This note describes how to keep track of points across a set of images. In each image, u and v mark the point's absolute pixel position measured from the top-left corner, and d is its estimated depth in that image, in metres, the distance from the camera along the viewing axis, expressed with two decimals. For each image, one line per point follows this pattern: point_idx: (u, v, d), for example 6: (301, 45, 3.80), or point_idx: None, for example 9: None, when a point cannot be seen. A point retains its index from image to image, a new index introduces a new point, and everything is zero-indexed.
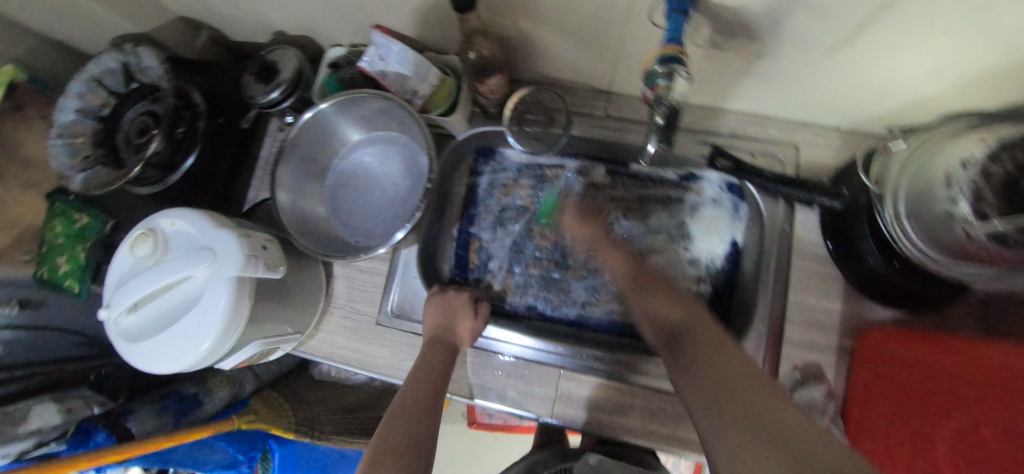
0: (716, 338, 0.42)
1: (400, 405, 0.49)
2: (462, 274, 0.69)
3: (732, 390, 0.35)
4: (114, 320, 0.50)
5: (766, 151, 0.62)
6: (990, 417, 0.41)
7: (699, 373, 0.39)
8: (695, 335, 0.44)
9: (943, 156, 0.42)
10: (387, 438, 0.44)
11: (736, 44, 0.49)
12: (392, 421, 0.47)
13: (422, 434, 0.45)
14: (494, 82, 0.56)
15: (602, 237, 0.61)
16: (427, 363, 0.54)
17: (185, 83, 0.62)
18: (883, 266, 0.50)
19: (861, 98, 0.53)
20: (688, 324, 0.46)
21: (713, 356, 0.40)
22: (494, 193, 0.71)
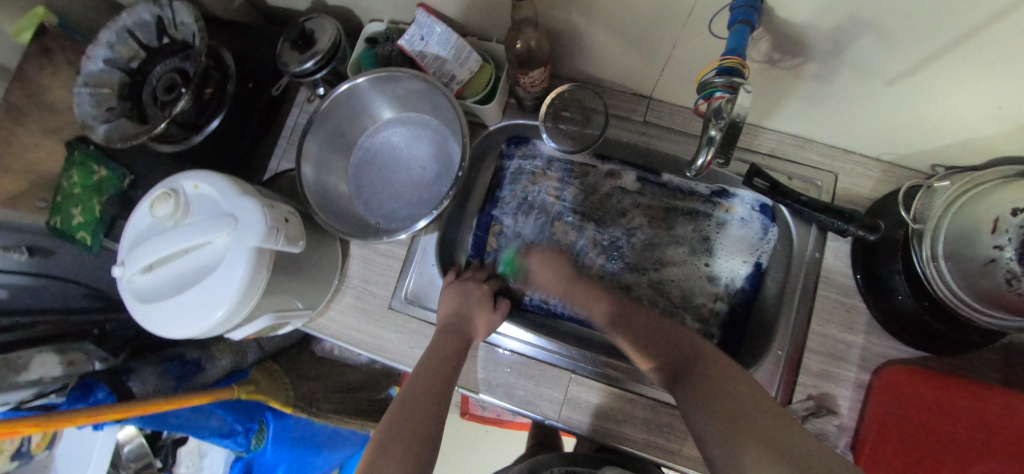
0: (714, 361, 0.46)
1: (408, 398, 0.48)
2: (479, 255, 0.70)
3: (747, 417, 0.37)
4: (128, 278, 0.49)
5: (804, 175, 0.61)
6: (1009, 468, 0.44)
7: (701, 400, 0.42)
8: (696, 361, 0.47)
9: (996, 199, 0.40)
10: (394, 435, 0.44)
11: (794, 61, 0.47)
12: (398, 415, 0.46)
13: (428, 435, 0.45)
14: (537, 76, 0.54)
15: (575, 277, 0.64)
16: (438, 351, 0.53)
17: (218, 43, 0.60)
18: (917, 305, 0.48)
19: (911, 132, 0.52)
20: (687, 349, 0.49)
21: (716, 380, 0.43)
22: (521, 179, 0.70)
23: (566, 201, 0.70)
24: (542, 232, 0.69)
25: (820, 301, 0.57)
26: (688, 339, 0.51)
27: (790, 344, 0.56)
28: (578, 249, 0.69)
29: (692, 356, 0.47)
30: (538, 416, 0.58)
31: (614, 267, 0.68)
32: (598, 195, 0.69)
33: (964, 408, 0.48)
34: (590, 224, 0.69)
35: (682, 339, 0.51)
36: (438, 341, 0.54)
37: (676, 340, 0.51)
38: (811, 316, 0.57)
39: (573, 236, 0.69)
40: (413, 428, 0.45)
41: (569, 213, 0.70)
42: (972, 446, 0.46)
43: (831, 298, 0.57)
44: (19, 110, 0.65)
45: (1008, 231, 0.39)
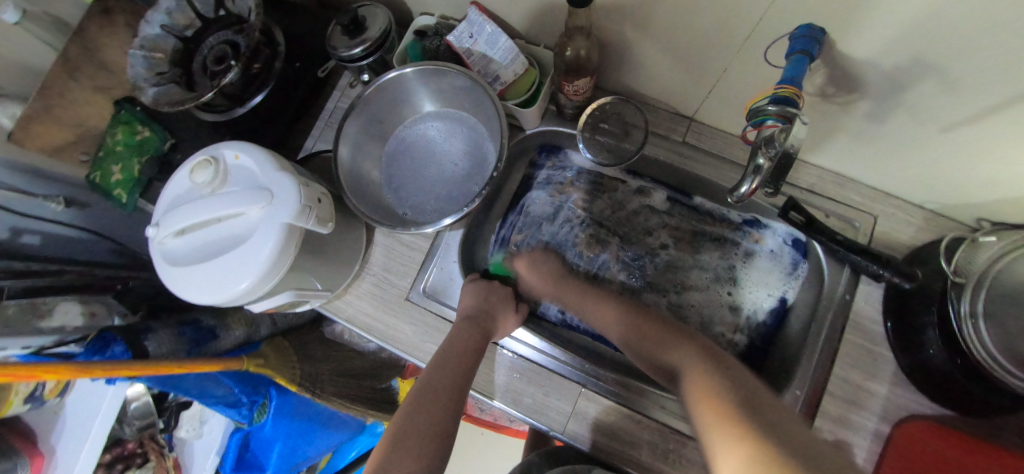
0: (700, 361, 0.44)
1: (425, 389, 0.47)
2: (499, 257, 0.69)
3: (730, 408, 0.35)
4: (160, 239, 0.50)
5: (841, 214, 0.59)
6: None
7: (692, 401, 0.40)
8: (685, 363, 0.45)
9: None
10: (410, 429, 0.43)
11: (847, 98, 0.47)
12: (415, 408, 0.45)
13: (444, 432, 0.44)
14: (582, 85, 0.54)
15: (562, 275, 0.64)
16: (457, 344, 0.52)
17: (271, 21, 0.62)
18: (950, 364, 0.47)
19: (960, 184, 0.50)
20: (678, 353, 0.47)
21: (701, 379, 0.41)
22: (547, 187, 0.69)
23: (592, 213, 0.69)
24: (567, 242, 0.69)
25: (847, 346, 0.55)
26: (680, 340, 0.49)
27: (809, 385, 0.55)
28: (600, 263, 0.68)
29: (678, 364, 0.46)
30: (545, 427, 0.57)
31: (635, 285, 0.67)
32: (625, 211, 0.68)
33: None
34: (615, 238, 0.68)
35: (674, 342, 0.49)
36: (459, 333, 0.53)
37: (667, 344, 0.50)
38: (835, 359, 0.55)
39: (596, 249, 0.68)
40: (431, 423, 0.44)
41: (594, 224, 0.69)
42: None
43: (859, 344, 0.55)
44: (74, 65, 0.67)
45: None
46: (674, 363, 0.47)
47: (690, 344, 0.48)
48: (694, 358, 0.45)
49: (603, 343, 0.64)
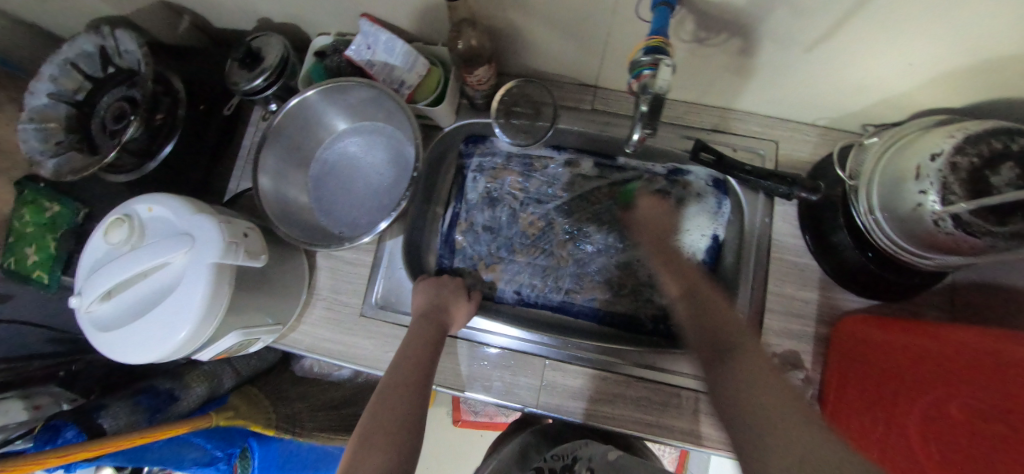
0: (765, 362, 0.43)
1: (387, 386, 0.48)
2: (449, 256, 0.69)
3: (790, 416, 0.36)
4: (85, 307, 0.48)
5: (747, 146, 0.64)
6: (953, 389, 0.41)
7: (739, 389, 0.41)
8: (748, 354, 0.44)
9: (915, 150, 0.45)
10: (375, 426, 0.44)
11: (721, 39, 0.49)
12: (379, 407, 0.46)
13: (412, 423, 0.45)
14: (482, 74, 0.56)
15: (662, 239, 0.63)
16: (416, 335, 0.54)
17: (166, 69, 0.61)
18: (862, 257, 0.52)
19: (838, 95, 0.55)
20: (740, 345, 0.46)
21: (758, 379, 0.41)
22: (481, 177, 0.70)
23: (529, 193, 0.70)
24: (510, 226, 0.70)
25: (775, 264, 0.60)
26: (736, 330, 0.48)
27: (750, 308, 0.59)
28: (546, 239, 0.69)
29: (739, 347, 0.45)
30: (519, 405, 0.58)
31: (582, 253, 0.69)
32: (561, 184, 0.70)
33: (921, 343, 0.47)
34: (555, 213, 0.70)
35: (737, 334, 0.47)
36: (415, 328, 0.54)
37: (727, 331, 0.48)
38: (767, 278, 0.60)
39: (540, 227, 0.70)
40: (396, 416, 0.45)
41: (533, 204, 0.70)
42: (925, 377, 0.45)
43: (783, 259, 0.60)
44: None
45: (929, 176, 0.42)
46: (720, 348, 0.47)
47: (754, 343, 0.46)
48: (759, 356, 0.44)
49: (564, 313, 0.67)
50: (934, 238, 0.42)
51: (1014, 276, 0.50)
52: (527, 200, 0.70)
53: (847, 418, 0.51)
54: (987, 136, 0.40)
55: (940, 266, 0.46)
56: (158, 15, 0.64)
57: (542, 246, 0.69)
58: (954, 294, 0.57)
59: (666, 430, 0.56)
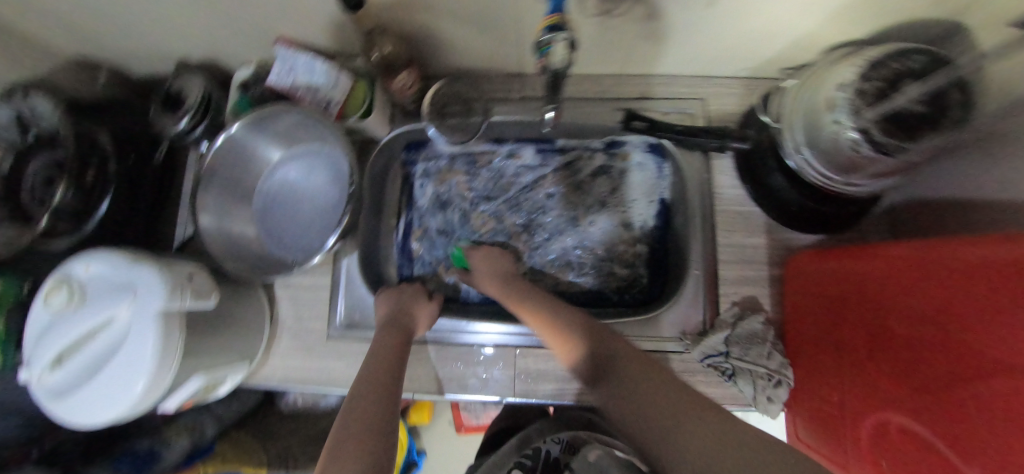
0: (638, 361, 0.46)
1: (354, 399, 0.46)
2: (407, 265, 0.70)
3: (665, 417, 0.39)
4: (38, 377, 0.46)
5: (676, 107, 0.66)
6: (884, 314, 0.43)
7: (621, 402, 0.43)
8: (620, 361, 0.47)
9: (827, 84, 0.47)
10: (347, 430, 0.42)
11: (624, 10, 0.50)
12: (347, 417, 0.44)
13: (385, 424, 0.44)
14: (405, 78, 0.58)
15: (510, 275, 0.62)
16: (381, 346, 0.54)
17: (91, 127, 0.60)
18: (799, 196, 0.54)
19: (748, 45, 0.57)
20: (612, 351, 0.48)
21: (636, 380, 0.44)
22: (428, 181, 0.72)
23: (477, 190, 0.71)
24: (463, 227, 0.71)
25: (719, 216, 0.62)
26: (606, 339, 0.50)
27: (703, 263, 0.61)
28: (500, 234, 0.71)
29: (613, 358, 0.47)
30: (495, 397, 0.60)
31: (538, 242, 0.70)
32: (507, 177, 0.71)
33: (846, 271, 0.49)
34: (504, 207, 0.71)
35: (604, 339, 0.50)
36: (378, 341, 0.54)
37: (609, 344, 0.49)
38: (715, 231, 0.62)
39: (492, 223, 0.71)
40: (370, 417, 0.44)
41: (482, 201, 0.71)
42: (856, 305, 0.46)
43: (727, 210, 0.62)
44: None
45: (841, 106, 0.45)
46: (606, 360, 0.48)
47: (623, 345, 0.49)
48: (626, 358, 0.47)
49: None
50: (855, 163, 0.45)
51: (931, 189, 0.53)
52: (476, 198, 0.71)
53: (815, 353, 0.52)
54: (885, 61, 0.43)
55: (868, 191, 0.49)
56: (73, 76, 0.64)
57: (498, 240, 0.70)
58: (889, 215, 0.60)
59: None
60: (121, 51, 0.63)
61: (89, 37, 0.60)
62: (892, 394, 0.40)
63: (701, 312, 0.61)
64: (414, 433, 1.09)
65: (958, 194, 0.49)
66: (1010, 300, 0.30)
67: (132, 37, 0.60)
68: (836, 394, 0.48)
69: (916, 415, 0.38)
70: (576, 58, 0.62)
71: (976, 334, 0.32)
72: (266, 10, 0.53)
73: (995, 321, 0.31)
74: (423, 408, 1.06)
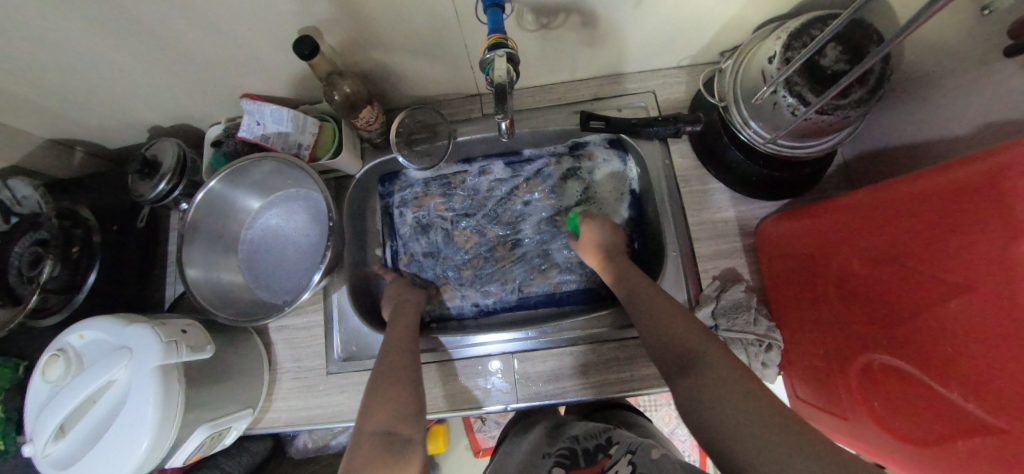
0: (731, 363, 0.39)
1: (383, 368, 0.50)
2: None
3: (770, 432, 0.33)
4: (38, 453, 0.45)
5: (629, 103, 0.70)
6: (845, 258, 0.45)
7: (706, 404, 0.37)
8: (708, 359, 0.40)
9: (758, 58, 0.51)
10: (375, 412, 0.44)
11: (561, 20, 0.54)
12: (376, 385, 0.48)
13: (411, 400, 0.46)
14: (368, 115, 0.60)
15: (608, 251, 0.60)
16: (398, 330, 0.56)
17: (72, 204, 0.62)
18: (755, 165, 0.57)
19: (683, 36, 0.61)
20: (702, 353, 0.41)
21: (728, 385, 0.37)
22: (407, 208, 0.74)
23: (455, 210, 0.74)
24: (448, 246, 0.73)
25: (686, 197, 0.65)
26: (691, 337, 0.44)
27: (679, 243, 0.64)
28: (484, 248, 0.73)
29: (702, 358, 0.41)
30: (500, 404, 0.61)
31: (521, 250, 0.72)
32: (481, 193, 0.74)
33: (808, 227, 0.51)
34: (484, 221, 0.74)
35: (693, 339, 0.43)
36: (394, 327, 0.57)
37: (684, 339, 0.44)
38: (684, 212, 0.65)
39: (475, 238, 0.73)
40: (397, 394, 0.46)
41: (462, 219, 0.74)
42: (821, 254, 0.48)
43: (693, 190, 0.65)
44: None
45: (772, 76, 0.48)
46: (686, 351, 0.43)
47: (716, 345, 0.42)
48: (721, 360, 0.40)
49: (524, 308, 0.70)
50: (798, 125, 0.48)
51: (874, 142, 0.57)
52: (455, 217, 0.74)
53: (795, 309, 0.54)
54: (801, 31, 0.47)
55: (816, 151, 0.52)
56: (49, 155, 0.66)
57: (482, 255, 0.73)
58: (844, 170, 0.63)
59: (643, 381, 0.59)
60: (96, 126, 0.66)
61: (63, 117, 0.62)
62: (866, 333, 0.42)
63: (685, 290, 0.63)
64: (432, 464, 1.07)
65: (898, 141, 0.52)
66: (958, 224, 0.32)
67: (106, 112, 0.63)
68: (820, 345, 0.50)
69: (890, 349, 0.39)
70: (529, 70, 0.66)
71: (929, 263, 0.35)
72: (230, 68, 0.56)
73: (945, 245, 0.33)
74: (438, 436, 1.04)
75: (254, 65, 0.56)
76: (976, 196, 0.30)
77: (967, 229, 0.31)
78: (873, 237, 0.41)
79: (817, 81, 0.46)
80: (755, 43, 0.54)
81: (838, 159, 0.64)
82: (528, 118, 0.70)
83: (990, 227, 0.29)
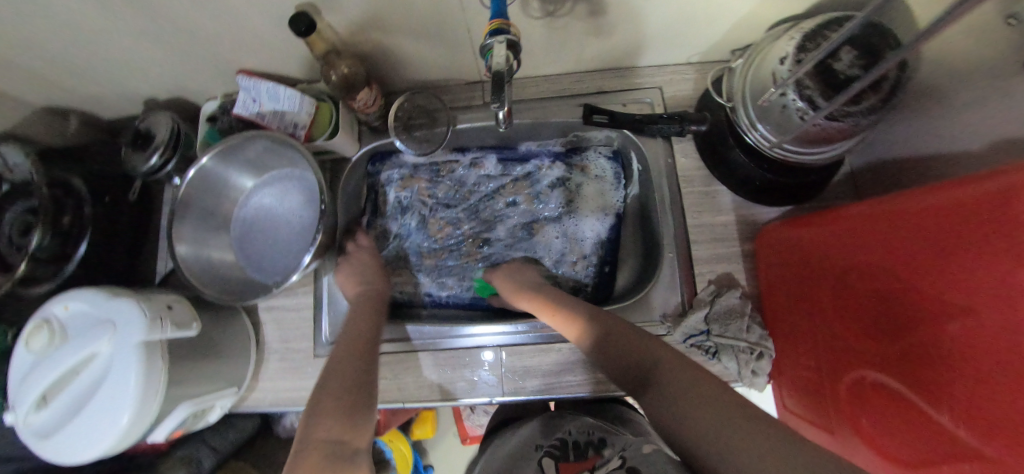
0: (685, 367, 0.40)
1: (327, 372, 0.48)
2: None
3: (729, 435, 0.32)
4: (21, 421, 0.45)
5: (635, 98, 0.68)
6: (844, 272, 0.44)
7: (671, 419, 0.37)
8: (662, 365, 0.41)
9: (769, 58, 0.49)
10: (319, 418, 0.42)
11: (568, 8, 0.52)
12: (322, 388, 0.46)
13: (358, 407, 0.44)
14: (365, 97, 0.59)
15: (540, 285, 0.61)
16: (353, 329, 0.55)
17: (63, 173, 0.61)
18: (759, 169, 0.56)
19: (694, 31, 0.59)
20: (654, 360, 0.42)
21: (688, 389, 0.37)
22: (390, 189, 0.72)
23: (439, 196, 0.73)
24: (418, 232, 0.72)
25: (687, 199, 0.64)
26: (642, 346, 0.45)
27: (676, 245, 0.63)
28: (454, 239, 0.72)
29: (654, 368, 0.41)
30: (484, 397, 0.60)
31: (488, 250, 0.72)
32: (468, 185, 0.73)
33: (808, 237, 0.50)
34: (464, 214, 0.73)
35: (641, 347, 0.45)
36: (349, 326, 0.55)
37: (637, 354, 0.44)
38: (684, 214, 0.64)
39: (449, 228, 0.73)
40: (346, 402, 0.44)
41: (443, 208, 0.73)
42: (820, 266, 0.47)
43: (694, 192, 0.64)
44: None
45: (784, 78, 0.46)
46: (638, 366, 0.43)
47: (665, 351, 0.43)
48: (671, 366, 0.40)
49: (477, 306, 0.70)
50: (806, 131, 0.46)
51: (883, 151, 0.55)
52: (438, 202, 0.73)
53: (789, 321, 0.53)
54: (816, 32, 0.46)
55: (823, 158, 0.50)
56: (43, 122, 0.65)
57: (449, 246, 0.72)
58: (850, 179, 0.61)
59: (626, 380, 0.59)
60: (91, 96, 0.65)
61: (54, 83, 0.61)
62: (860, 349, 0.41)
63: (679, 293, 0.62)
64: (420, 449, 1.08)
65: (908, 153, 0.51)
66: (965, 242, 0.31)
67: (100, 82, 0.62)
68: (812, 357, 0.49)
69: (884, 367, 0.39)
70: (533, 59, 0.64)
71: (930, 282, 0.34)
72: (226, 42, 0.55)
73: (950, 264, 0.32)
74: (426, 422, 1.05)
75: (250, 40, 0.54)
76: (982, 215, 0.29)
77: (975, 248, 0.30)
78: (874, 252, 0.40)
79: (828, 86, 0.44)
80: (767, 42, 0.52)
81: (845, 168, 0.62)
82: (530, 108, 0.68)
83: (997, 246, 0.28)
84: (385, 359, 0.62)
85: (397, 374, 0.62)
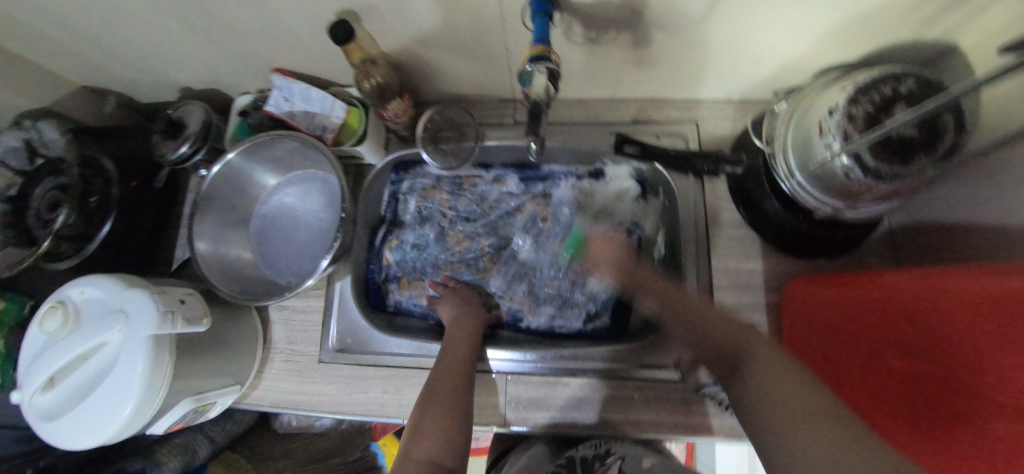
0: (771, 353, 0.39)
1: (435, 382, 0.51)
2: (374, 278, 0.70)
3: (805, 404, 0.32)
4: (27, 400, 0.46)
5: (670, 131, 0.67)
6: (883, 342, 0.41)
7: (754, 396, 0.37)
8: (755, 351, 0.40)
9: (817, 107, 0.46)
10: (418, 438, 0.45)
11: (611, 37, 0.50)
12: (425, 400, 0.49)
13: (457, 432, 0.46)
14: (397, 107, 0.59)
15: (631, 270, 0.61)
16: (451, 353, 0.55)
17: (93, 151, 0.63)
18: (795, 221, 0.53)
19: (740, 71, 0.58)
20: (747, 345, 0.42)
21: (767, 371, 0.37)
22: (412, 198, 0.73)
23: (459, 210, 0.73)
24: (437, 244, 0.72)
25: (713, 241, 0.62)
26: (740, 332, 0.44)
27: (698, 288, 0.61)
28: (472, 254, 0.72)
29: (746, 347, 0.42)
30: (486, 426, 0.59)
31: (506, 266, 0.71)
32: (488, 201, 0.72)
33: (849, 294, 0.46)
34: (483, 229, 0.72)
35: (740, 336, 0.44)
36: (450, 347, 0.56)
37: (731, 336, 0.44)
38: (709, 256, 0.62)
39: (467, 242, 0.72)
40: (446, 426, 0.46)
41: (461, 222, 0.72)
42: (853, 329, 0.44)
43: (721, 235, 0.63)
44: None
45: (831, 131, 0.43)
46: (731, 349, 0.43)
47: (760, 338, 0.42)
48: (766, 353, 0.39)
49: (495, 326, 0.69)
50: (850, 189, 0.44)
51: (929, 214, 0.53)
52: (457, 216, 0.72)
53: None
54: (872, 86, 0.42)
55: (869, 215, 0.47)
56: (79, 101, 0.67)
57: (466, 261, 0.72)
58: (887, 238, 0.59)
59: (639, 426, 0.57)
60: (129, 81, 0.66)
61: (93, 64, 0.62)
62: (879, 425, 0.39)
63: None
64: None
65: (955, 220, 0.48)
66: (1007, 340, 0.29)
67: (140, 68, 0.63)
68: None
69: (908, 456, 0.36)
70: (569, 84, 0.63)
71: (978, 376, 0.30)
72: (266, 42, 0.55)
73: (990, 360, 0.30)
74: None
75: (292, 42, 0.55)
76: None
77: (1016, 349, 0.28)
78: (920, 329, 0.37)
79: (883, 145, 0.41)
80: (815, 90, 0.49)
81: (883, 224, 0.60)
82: (562, 131, 0.68)
83: None
84: (389, 371, 0.61)
85: (400, 390, 0.61)
